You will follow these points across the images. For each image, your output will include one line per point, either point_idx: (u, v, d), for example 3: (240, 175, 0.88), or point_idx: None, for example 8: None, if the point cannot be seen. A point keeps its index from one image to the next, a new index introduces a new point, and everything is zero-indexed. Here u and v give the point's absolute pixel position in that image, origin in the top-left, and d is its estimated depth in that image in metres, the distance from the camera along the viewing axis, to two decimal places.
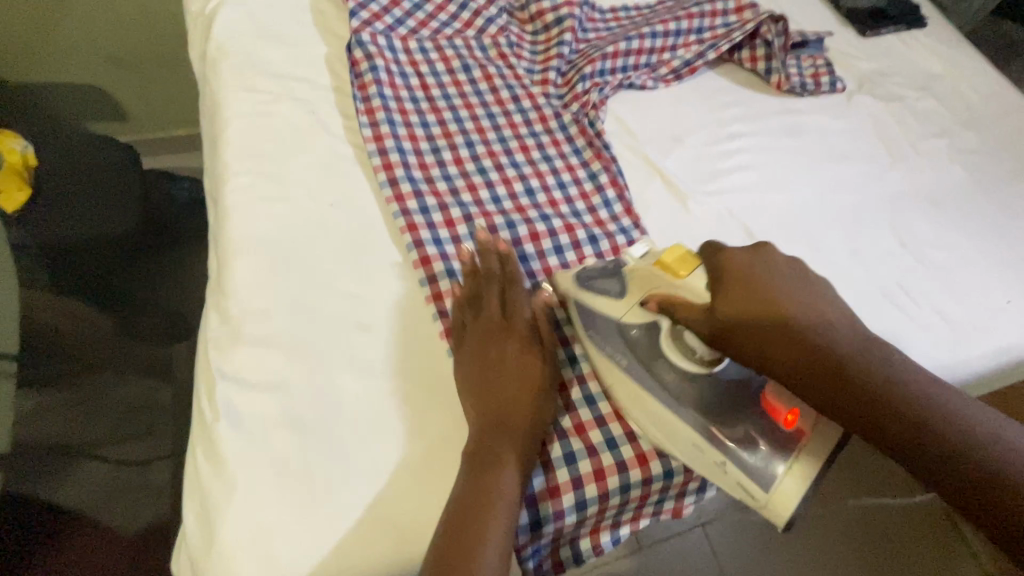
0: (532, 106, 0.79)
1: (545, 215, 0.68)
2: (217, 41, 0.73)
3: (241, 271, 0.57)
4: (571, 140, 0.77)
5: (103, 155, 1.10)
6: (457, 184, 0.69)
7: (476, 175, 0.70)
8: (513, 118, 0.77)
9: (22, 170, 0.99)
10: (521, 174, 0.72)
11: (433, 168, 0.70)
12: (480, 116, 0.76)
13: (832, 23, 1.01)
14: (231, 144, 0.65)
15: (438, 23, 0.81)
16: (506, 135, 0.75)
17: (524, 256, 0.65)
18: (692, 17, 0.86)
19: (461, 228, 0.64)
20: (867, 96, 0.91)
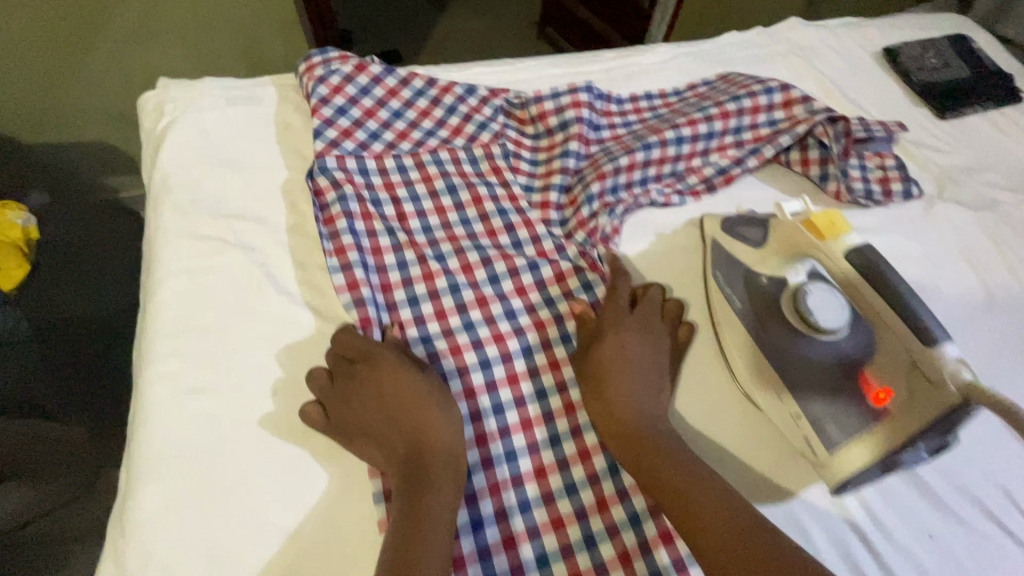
0: (529, 237, 0.64)
1: (542, 390, 0.55)
2: (165, 169, 0.64)
3: (146, 500, 0.46)
4: (581, 271, 0.61)
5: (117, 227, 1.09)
6: (439, 348, 0.55)
7: (461, 332, 0.56)
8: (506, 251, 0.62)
9: (21, 245, 0.93)
10: (517, 328, 0.58)
11: (410, 326, 0.56)
12: (466, 250, 0.62)
13: (901, 102, 0.84)
14: (159, 313, 0.55)
15: (420, 132, 0.68)
16: (499, 271, 0.61)
17: (511, 453, 0.52)
18: (728, 116, 0.71)
19: None
20: (949, 204, 0.73)
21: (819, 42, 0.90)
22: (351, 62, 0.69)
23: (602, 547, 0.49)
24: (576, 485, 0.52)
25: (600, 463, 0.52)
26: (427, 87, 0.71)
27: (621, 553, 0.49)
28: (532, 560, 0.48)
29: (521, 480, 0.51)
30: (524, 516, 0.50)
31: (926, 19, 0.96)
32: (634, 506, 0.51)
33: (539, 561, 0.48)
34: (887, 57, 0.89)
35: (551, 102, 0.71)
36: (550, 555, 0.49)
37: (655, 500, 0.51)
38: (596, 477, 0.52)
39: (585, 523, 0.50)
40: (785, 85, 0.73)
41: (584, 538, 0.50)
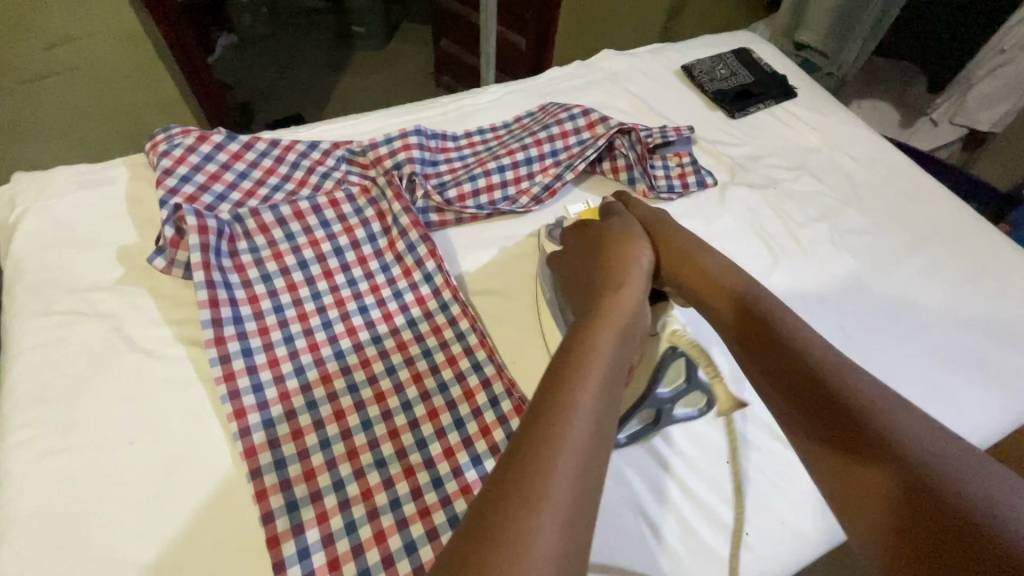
0: (394, 257, 0.71)
1: (408, 401, 0.61)
2: (18, 254, 0.68)
3: (8, 560, 0.49)
4: (438, 293, 0.68)
5: None
6: (311, 377, 0.61)
7: (331, 360, 0.63)
8: (341, 293, 0.67)
9: None
10: (381, 350, 0.64)
11: (284, 363, 0.62)
12: (341, 286, 0.68)
13: (699, 109, 0.99)
14: (17, 387, 0.58)
15: (266, 187, 0.75)
16: (357, 279, 0.69)
17: (379, 459, 0.57)
18: (542, 142, 0.82)
19: (297, 400, 0.59)
20: (741, 187, 0.87)
21: (629, 67, 1.05)
22: (193, 135, 0.76)
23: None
24: (443, 478, 0.56)
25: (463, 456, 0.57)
26: (271, 148, 0.79)
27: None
28: (400, 548, 0.52)
29: (376, 442, 0.58)
30: (339, 491, 0.55)
31: (720, 38, 1.14)
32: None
33: (406, 548, 0.52)
34: (686, 74, 1.04)
35: (385, 147, 0.79)
36: (416, 541, 0.52)
37: None
38: (459, 469, 0.56)
39: (450, 508, 0.54)
40: (586, 110, 0.85)
41: (449, 520, 0.54)
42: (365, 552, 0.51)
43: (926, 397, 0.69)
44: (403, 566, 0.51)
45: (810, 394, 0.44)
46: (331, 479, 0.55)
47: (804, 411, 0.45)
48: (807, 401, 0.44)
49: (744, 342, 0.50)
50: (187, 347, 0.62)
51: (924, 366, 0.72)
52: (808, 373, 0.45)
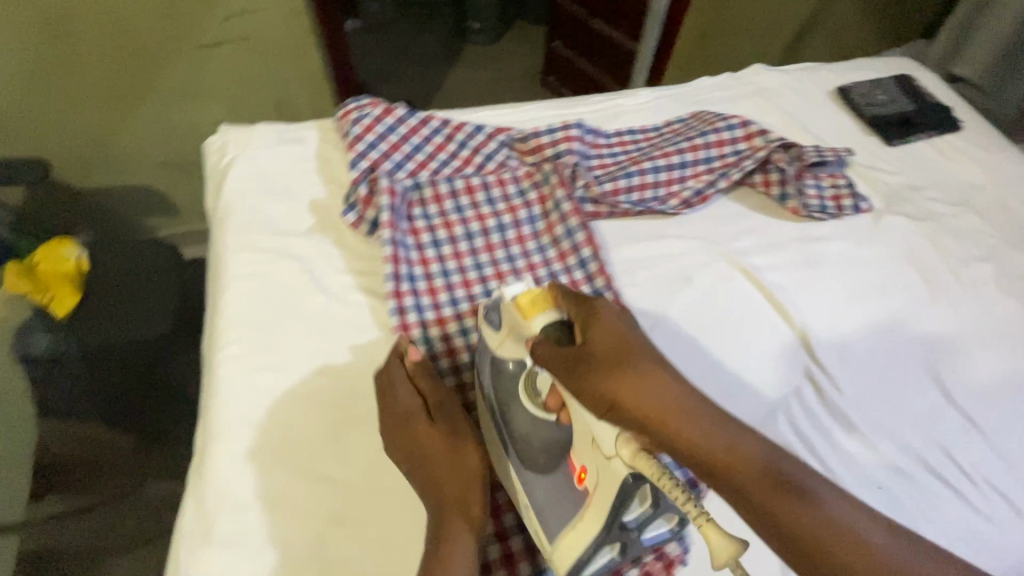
0: (550, 240, 0.76)
1: None
2: (227, 196, 0.77)
3: (220, 455, 0.56)
4: (591, 279, 0.72)
5: (149, 260, 1.23)
6: (474, 340, 0.66)
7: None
8: (500, 267, 0.72)
9: (74, 278, 1.14)
10: None
11: (451, 323, 0.67)
12: (500, 261, 0.73)
13: (853, 132, 0.97)
14: (227, 309, 0.66)
15: (437, 162, 0.81)
16: (515, 255, 0.74)
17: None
18: (697, 148, 0.84)
19: (462, 357, 0.65)
20: (897, 216, 0.84)
21: (780, 83, 1.04)
22: (380, 107, 0.83)
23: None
24: None
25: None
26: (442, 126, 0.85)
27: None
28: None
29: None
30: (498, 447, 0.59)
31: (876, 62, 1.10)
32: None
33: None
34: (841, 95, 1.02)
35: (547, 136, 0.83)
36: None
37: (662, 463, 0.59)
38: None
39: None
40: (744, 122, 0.86)
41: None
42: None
43: None
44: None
45: (842, 549, 0.40)
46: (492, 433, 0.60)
47: (811, 570, 0.41)
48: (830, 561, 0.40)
49: (768, 514, 0.42)
50: (367, 296, 0.69)
51: None
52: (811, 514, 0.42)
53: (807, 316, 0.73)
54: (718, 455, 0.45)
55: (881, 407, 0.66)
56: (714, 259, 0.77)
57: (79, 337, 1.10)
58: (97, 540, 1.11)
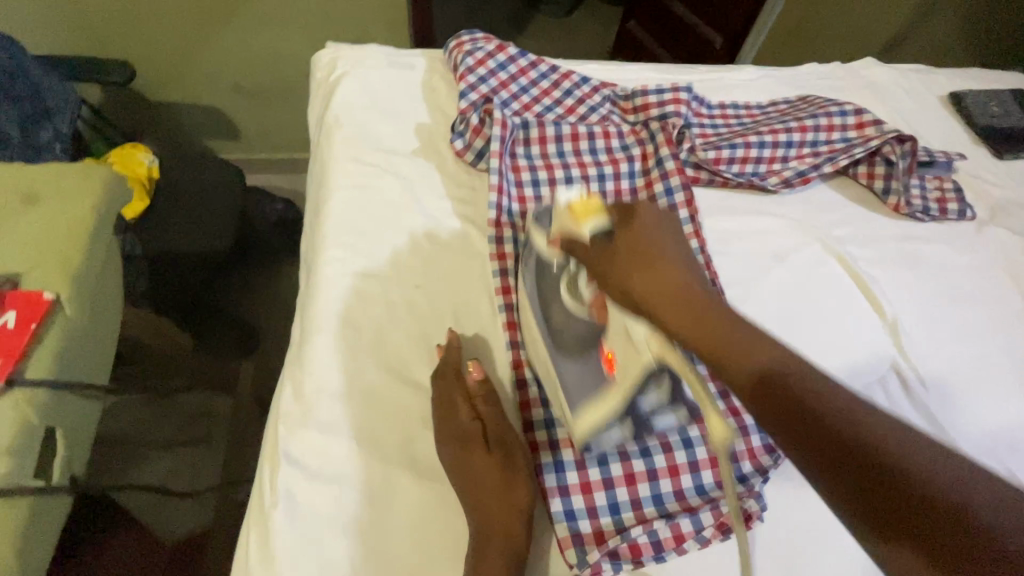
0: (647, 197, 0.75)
1: None
2: (336, 109, 0.78)
3: (320, 347, 0.58)
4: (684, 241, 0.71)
5: (221, 175, 1.28)
6: None
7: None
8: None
9: (145, 181, 1.19)
10: None
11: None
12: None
13: (961, 140, 0.93)
14: (332, 215, 0.68)
15: (541, 106, 0.81)
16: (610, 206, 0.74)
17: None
18: (807, 129, 0.82)
19: None
20: (1001, 229, 0.82)
21: (890, 80, 1.00)
22: (493, 43, 0.83)
23: (698, 449, 0.55)
24: None
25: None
26: (550, 71, 0.84)
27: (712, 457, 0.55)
28: (635, 449, 0.55)
29: None
30: None
31: (991, 73, 1.06)
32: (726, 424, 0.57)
33: (641, 451, 0.55)
34: (953, 102, 0.98)
35: (655, 96, 0.81)
36: (652, 447, 0.55)
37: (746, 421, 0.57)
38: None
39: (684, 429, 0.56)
40: (858, 110, 0.84)
41: (682, 439, 0.55)
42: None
43: None
44: (637, 465, 0.54)
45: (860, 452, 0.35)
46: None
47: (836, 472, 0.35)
48: (802, 449, 0.36)
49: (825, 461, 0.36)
50: (466, 223, 0.70)
51: None
52: (801, 402, 0.38)
53: (899, 311, 0.71)
54: (726, 345, 0.43)
55: (967, 414, 0.65)
56: (810, 242, 0.76)
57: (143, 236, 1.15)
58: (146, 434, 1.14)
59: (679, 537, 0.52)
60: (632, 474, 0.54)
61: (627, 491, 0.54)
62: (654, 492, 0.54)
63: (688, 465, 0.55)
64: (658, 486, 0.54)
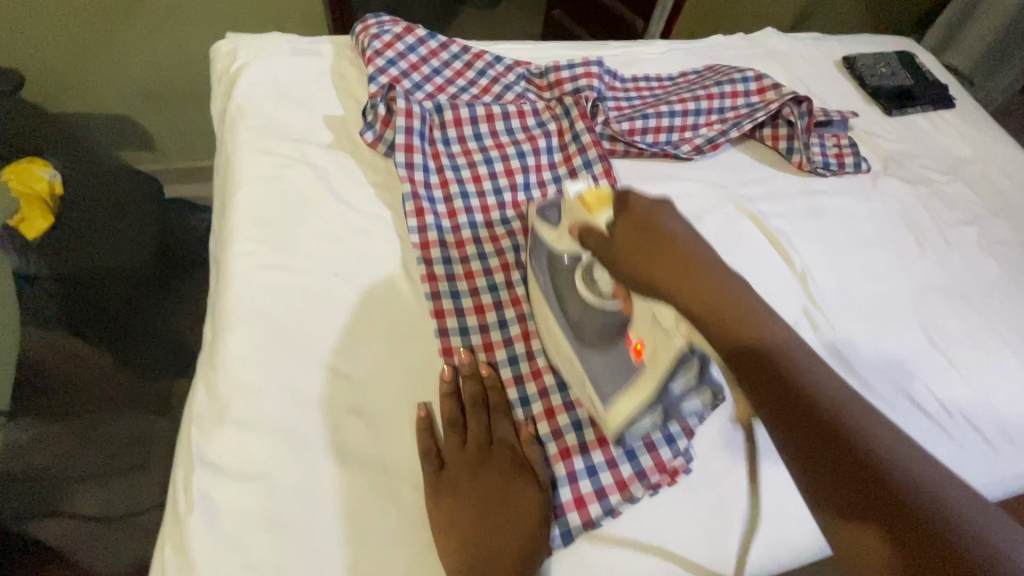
0: (571, 174, 0.76)
1: None
2: (239, 100, 0.74)
3: (234, 344, 0.55)
4: None
5: (132, 187, 1.25)
6: (493, 265, 0.66)
7: (509, 255, 0.67)
8: (519, 198, 0.72)
9: (48, 200, 1.10)
10: None
11: (470, 247, 0.66)
12: (519, 191, 0.73)
13: (856, 101, 1.00)
14: (239, 208, 0.65)
15: (455, 88, 0.80)
16: (533, 183, 0.74)
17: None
18: (713, 97, 0.86)
19: (480, 281, 0.64)
20: (893, 179, 0.88)
21: (790, 49, 1.06)
22: (401, 26, 0.81)
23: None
24: None
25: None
26: (462, 52, 0.83)
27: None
28: (567, 424, 0.57)
29: None
30: (513, 366, 0.60)
31: (878, 38, 1.13)
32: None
33: (574, 426, 0.57)
34: (846, 65, 1.05)
35: (567, 71, 0.82)
36: (581, 421, 0.57)
37: None
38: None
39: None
40: (759, 75, 0.88)
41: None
42: (535, 420, 0.57)
43: None
44: (569, 439, 0.56)
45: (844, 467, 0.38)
46: (507, 354, 0.60)
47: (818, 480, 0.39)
48: (860, 508, 0.38)
49: (824, 481, 0.39)
50: (385, 209, 0.68)
51: None
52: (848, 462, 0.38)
53: (807, 262, 0.75)
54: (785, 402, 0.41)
55: (874, 355, 0.69)
56: (723, 203, 0.79)
57: (53, 261, 1.07)
58: None
59: (621, 485, 0.54)
60: (567, 449, 0.55)
61: (563, 466, 0.54)
62: (588, 464, 0.55)
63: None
64: (592, 458, 0.55)
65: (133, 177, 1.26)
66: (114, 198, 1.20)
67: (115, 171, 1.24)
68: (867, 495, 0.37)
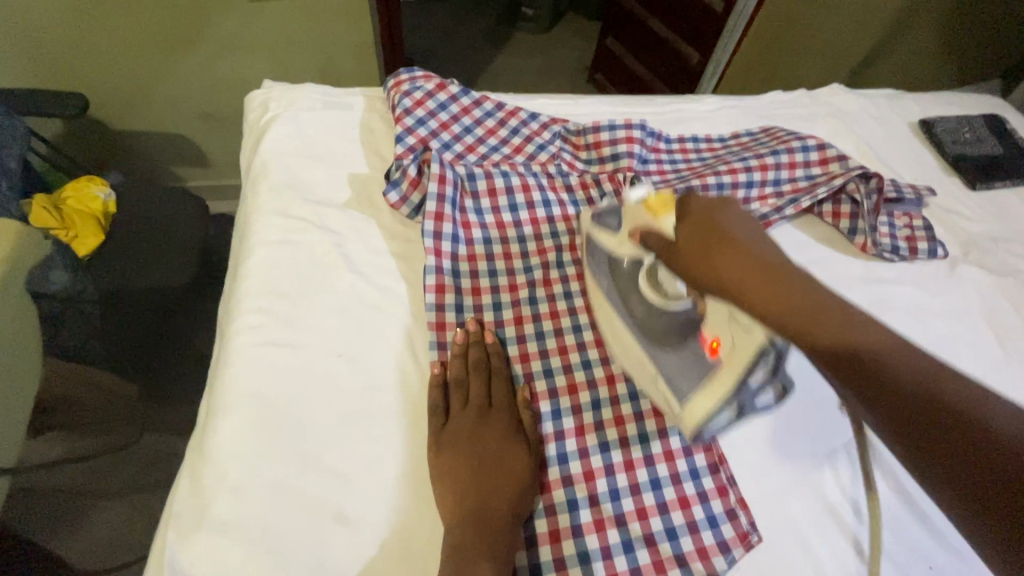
0: None
1: (598, 400, 0.59)
2: (264, 155, 0.73)
3: (225, 430, 0.52)
4: None
5: (175, 207, 1.21)
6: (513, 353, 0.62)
7: (532, 341, 0.62)
8: (548, 273, 0.67)
9: (99, 217, 1.15)
10: (580, 343, 0.63)
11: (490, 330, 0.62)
12: (550, 267, 0.68)
13: (933, 171, 0.89)
14: (250, 276, 0.62)
15: (486, 147, 0.76)
16: (565, 260, 0.69)
17: (563, 454, 0.56)
18: (768, 168, 0.78)
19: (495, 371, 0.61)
20: (975, 267, 0.77)
21: (858, 106, 0.96)
22: (434, 81, 0.78)
23: (640, 553, 0.52)
24: (620, 492, 0.55)
25: (642, 475, 0.56)
26: (496, 109, 0.79)
27: (657, 562, 0.51)
28: (573, 555, 0.51)
29: (562, 434, 0.57)
30: None
31: (963, 96, 1.02)
32: (671, 521, 0.54)
33: (580, 558, 0.51)
34: (923, 128, 0.94)
35: (606, 133, 0.77)
36: (590, 553, 0.51)
37: (693, 515, 0.54)
38: (638, 488, 0.55)
39: (624, 530, 0.53)
40: (821, 144, 0.79)
41: (623, 543, 0.52)
42: (538, 546, 0.51)
43: None
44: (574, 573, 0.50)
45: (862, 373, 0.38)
46: None
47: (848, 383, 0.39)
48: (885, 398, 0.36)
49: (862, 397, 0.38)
50: (401, 281, 0.65)
51: None
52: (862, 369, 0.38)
53: None
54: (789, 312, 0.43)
55: None
56: None
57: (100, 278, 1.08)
58: (92, 485, 1.09)
59: None
60: None
61: None
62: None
63: (629, 573, 0.51)
64: None
65: (176, 197, 1.23)
66: (157, 217, 1.19)
67: (161, 191, 1.24)
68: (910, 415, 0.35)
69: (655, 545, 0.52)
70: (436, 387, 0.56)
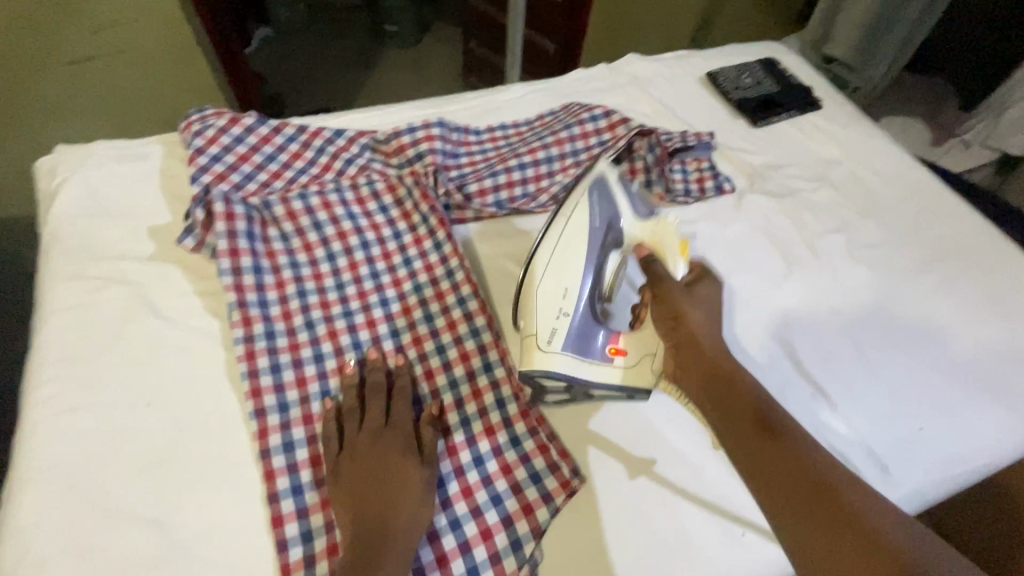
0: (417, 253, 0.72)
1: (420, 398, 0.63)
2: (53, 223, 0.71)
3: (24, 507, 0.51)
4: (457, 289, 0.69)
5: None
6: (329, 367, 0.63)
7: (348, 353, 0.64)
8: (362, 285, 0.69)
9: None
10: (398, 347, 0.66)
11: (304, 349, 0.64)
12: (364, 278, 0.70)
13: (722, 117, 0.99)
14: (43, 347, 0.61)
15: (292, 171, 0.78)
16: (378, 268, 0.71)
17: None
18: (563, 142, 0.84)
19: (312, 387, 0.61)
20: (759, 195, 0.87)
21: (653, 71, 1.05)
22: (225, 117, 0.78)
23: (467, 527, 0.56)
24: (446, 477, 0.58)
25: (466, 456, 0.60)
26: (298, 133, 0.81)
27: (484, 530, 0.56)
28: None
29: None
30: None
31: (746, 46, 1.13)
32: (496, 488, 0.58)
33: None
34: (710, 81, 1.04)
35: (407, 136, 0.81)
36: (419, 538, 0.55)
37: (516, 478, 0.59)
38: (462, 469, 0.59)
39: (450, 510, 0.57)
40: (607, 112, 0.86)
41: (450, 521, 0.56)
42: None
43: (935, 409, 0.69)
44: None
45: (788, 471, 0.50)
46: None
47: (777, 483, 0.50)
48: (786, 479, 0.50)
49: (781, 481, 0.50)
50: (210, 319, 0.65)
51: (937, 386, 0.70)
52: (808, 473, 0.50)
53: None
54: (764, 420, 0.54)
55: None
56: None
57: None
58: None
59: None
60: None
61: None
62: None
63: (457, 549, 0.54)
64: None
65: None
66: None
67: None
68: (801, 487, 0.49)
69: (481, 515, 0.56)
70: (330, 421, 0.58)
